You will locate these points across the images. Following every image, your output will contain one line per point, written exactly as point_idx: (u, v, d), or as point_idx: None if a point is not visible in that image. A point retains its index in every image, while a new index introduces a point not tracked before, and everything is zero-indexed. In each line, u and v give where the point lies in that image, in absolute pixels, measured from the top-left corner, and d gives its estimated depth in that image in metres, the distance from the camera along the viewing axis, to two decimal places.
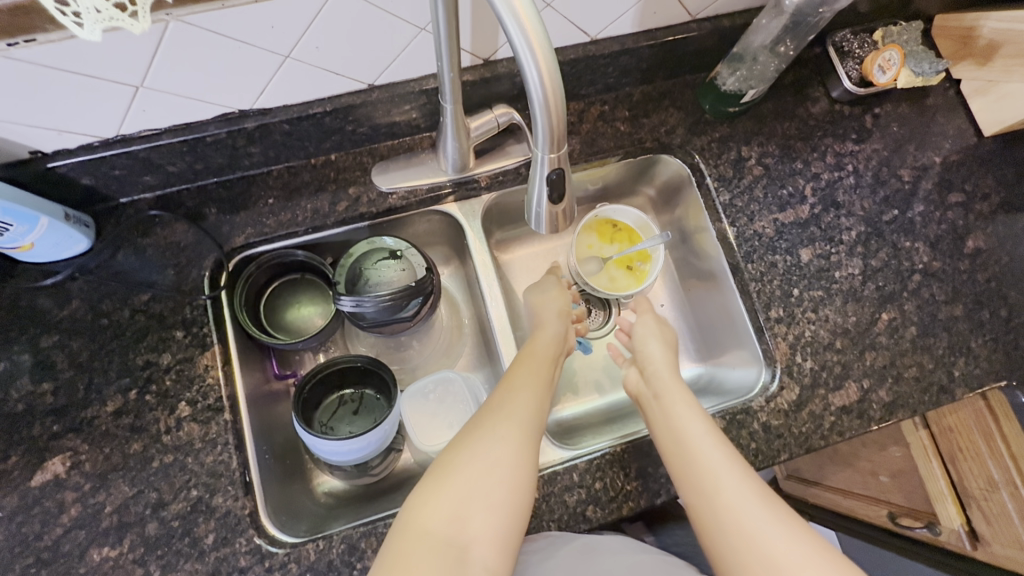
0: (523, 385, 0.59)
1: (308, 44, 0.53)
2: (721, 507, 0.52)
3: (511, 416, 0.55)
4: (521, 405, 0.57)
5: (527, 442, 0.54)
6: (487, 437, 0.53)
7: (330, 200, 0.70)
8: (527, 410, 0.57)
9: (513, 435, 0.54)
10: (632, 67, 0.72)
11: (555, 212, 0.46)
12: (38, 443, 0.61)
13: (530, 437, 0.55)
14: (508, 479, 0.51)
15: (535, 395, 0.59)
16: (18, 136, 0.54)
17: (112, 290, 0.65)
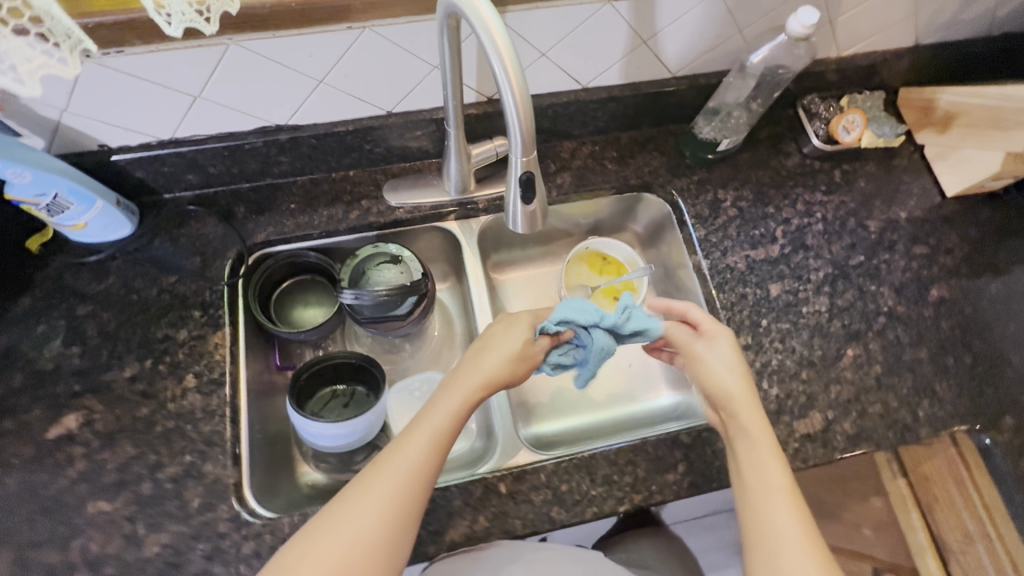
0: (420, 431, 0.57)
1: (339, 71, 0.64)
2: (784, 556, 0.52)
3: (395, 472, 0.54)
4: (409, 456, 0.55)
5: (403, 496, 0.53)
6: (342, 526, 0.51)
7: (344, 210, 0.79)
8: (415, 463, 0.55)
9: (370, 525, 0.51)
10: (619, 114, 0.82)
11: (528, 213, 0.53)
12: (58, 400, 0.67)
13: (410, 491, 0.53)
14: (376, 533, 0.51)
15: (428, 444, 0.56)
16: (92, 130, 0.64)
17: (145, 271, 0.73)
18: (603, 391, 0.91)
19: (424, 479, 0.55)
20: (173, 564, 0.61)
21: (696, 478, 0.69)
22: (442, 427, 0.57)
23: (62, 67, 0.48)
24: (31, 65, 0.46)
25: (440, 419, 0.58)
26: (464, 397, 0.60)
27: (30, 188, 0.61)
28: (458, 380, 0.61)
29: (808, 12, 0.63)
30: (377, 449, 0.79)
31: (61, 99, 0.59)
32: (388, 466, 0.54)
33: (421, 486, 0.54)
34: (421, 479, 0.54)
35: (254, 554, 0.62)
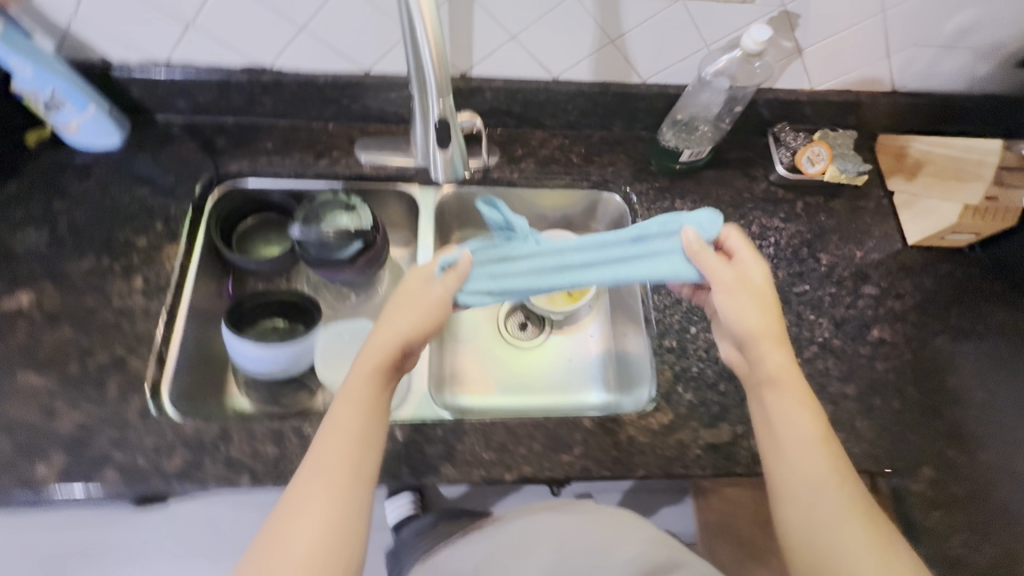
0: (337, 430, 0.56)
1: (320, 22, 0.71)
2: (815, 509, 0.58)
3: (321, 474, 0.55)
4: (332, 455, 0.55)
5: (335, 497, 0.54)
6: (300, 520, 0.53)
7: (315, 157, 0.84)
8: (338, 463, 0.55)
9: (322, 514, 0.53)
10: (590, 111, 0.85)
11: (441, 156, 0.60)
12: (18, 278, 0.73)
13: (342, 494, 0.54)
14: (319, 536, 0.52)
15: (348, 442, 0.56)
16: (97, 42, 0.72)
17: (123, 180, 0.80)
18: (536, 376, 0.93)
19: (354, 469, 0.55)
20: (78, 441, 0.66)
21: (590, 462, 0.70)
22: (358, 417, 0.57)
23: None
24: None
25: (349, 410, 0.57)
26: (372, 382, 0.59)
27: (31, 81, 0.68)
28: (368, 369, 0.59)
29: (761, 30, 0.66)
30: (306, 389, 0.83)
31: (72, 4, 0.67)
32: (313, 471, 0.55)
33: (351, 478, 0.55)
34: (352, 477, 0.55)
35: (153, 446, 0.66)
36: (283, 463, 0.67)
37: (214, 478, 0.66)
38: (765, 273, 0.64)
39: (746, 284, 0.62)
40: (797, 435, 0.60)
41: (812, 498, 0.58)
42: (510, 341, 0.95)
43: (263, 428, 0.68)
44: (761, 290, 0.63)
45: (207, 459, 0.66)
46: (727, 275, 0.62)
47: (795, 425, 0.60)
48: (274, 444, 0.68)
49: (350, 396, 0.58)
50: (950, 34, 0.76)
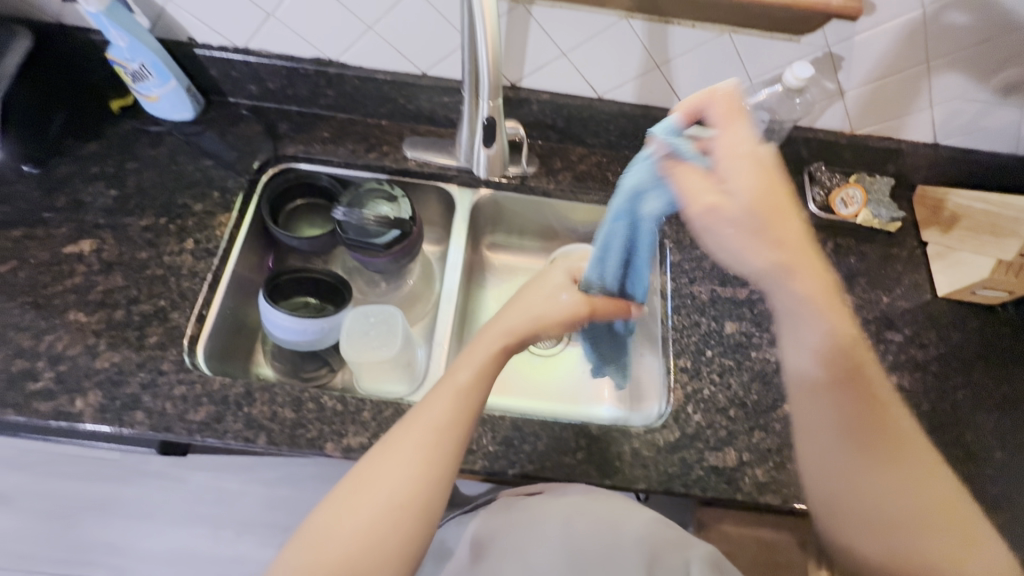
0: (451, 386, 0.62)
1: (386, 24, 0.76)
2: (897, 511, 0.58)
3: (430, 423, 0.59)
4: (444, 407, 0.60)
5: (437, 444, 0.58)
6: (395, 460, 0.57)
7: (365, 149, 0.90)
8: (445, 414, 0.60)
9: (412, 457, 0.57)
10: (630, 132, 0.88)
11: None
12: (84, 226, 0.79)
13: (444, 446, 0.58)
14: (419, 477, 0.57)
15: (458, 401, 0.61)
16: (186, 23, 0.80)
17: (189, 150, 0.87)
18: (548, 382, 0.94)
19: (462, 428, 0.60)
20: (115, 381, 0.70)
21: (591, 468, 0.71)
22: (471, 378, 0.62)
23: None
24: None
25: (469, 374, 0.62)
26: (489, 350, 0.64)
27: (125, 52, 0.76)
28: (490, 336, 0.65)
29: (803, 68, 0.69)
30: (327, 366, 0.87)
31: None
32: (425, 420, 0.59)
33: (456, 433, 0.59)
34: (452, 434, 0.59)
35: (181, 395, 0.70)
36: (297, 427, 0.70)
37: (232, 433, 0.69)
38: (759, 172, 0.52)
39: (732, 211, 0.53)
40: (859, 441, 0.59)
41: (884, 503, 0.58)
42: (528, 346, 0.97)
43: (284, 392, 0.72)
44: (750, 205, 0.52)
45: (228, 414, 0.70)
46: (697, 209, 0.53)
47: (865, 439, 0.58)
48: (291, 409, 0.71)
49: (471, 359, 0.63)
50: (994, 91, 0.76)
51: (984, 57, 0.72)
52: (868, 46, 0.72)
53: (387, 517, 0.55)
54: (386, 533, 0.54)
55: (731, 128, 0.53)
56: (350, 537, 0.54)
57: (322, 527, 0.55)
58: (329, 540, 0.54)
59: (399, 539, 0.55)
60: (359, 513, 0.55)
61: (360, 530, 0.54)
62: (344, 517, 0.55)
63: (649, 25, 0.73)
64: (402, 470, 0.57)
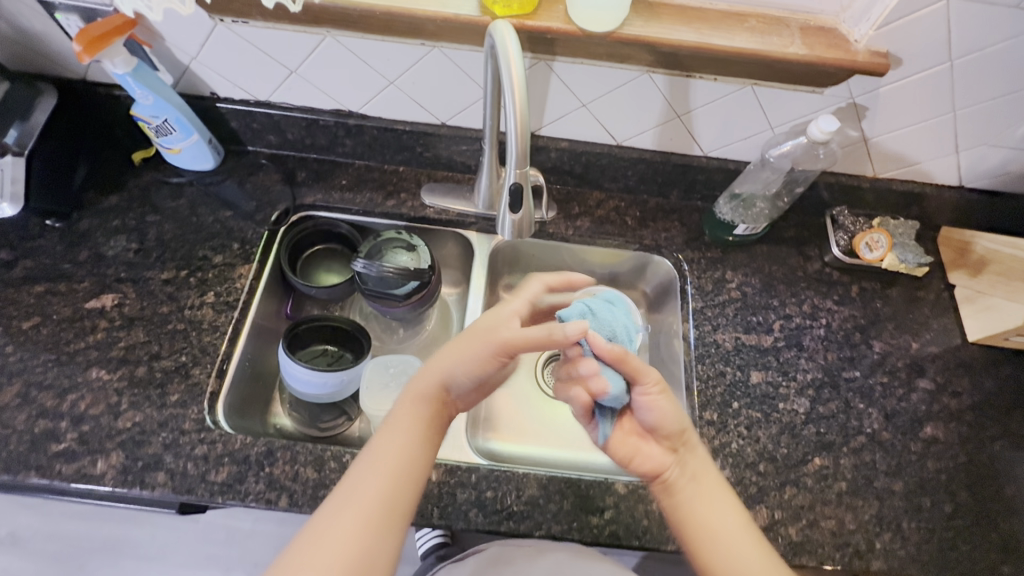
0: (394, 450, 0.58)
1: (407, 78, 0.76)
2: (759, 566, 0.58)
3: (368, 488, 0.55)
4: (382, 471, 0.56)
5: (373, 513, 0.54)
6: (360, 486, 0.56)
7: (384, 197, 0.90)
8: (375, 485, 0.56)
9: (376, 488, 0.55)
10: (648, 177, 0.88)
11: (514, 221, 0.62)
12: (107, 280, 0.80)
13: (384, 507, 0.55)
14: (359, 546, 0.52)
15: (390, 472, 0.57)
16: (208, 79, 0.80)
17: (210, 202, 0.87)
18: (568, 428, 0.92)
19: (402, 494, 0.56)
20: (136, 441, 0.70)
21: (619, 528, 0.69)
22: (402, 439, 0.58)
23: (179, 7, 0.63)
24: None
25: (403, 435, 0.59)
26: (416, 408, 0.60)
27: (149, 109, 0.76)
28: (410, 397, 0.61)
29: (829, 120, 0.68)
30: (345, 415, 0.86)
31: (193, 48, 0.75)
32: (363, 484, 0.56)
33: (396, 503, 0.55)
34: (397, 507, 0.55)
35: (202, 456, 0.69)
36: (319, 488, 0.69)
37: (254, 495, 0.68)
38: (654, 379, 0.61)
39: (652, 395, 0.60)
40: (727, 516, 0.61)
41: (730, 551, 0.59)
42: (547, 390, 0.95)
43: (305, 451, 0.71)
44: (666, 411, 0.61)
45: (249, 475, 0.69)
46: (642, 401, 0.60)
47: (721, 503, 0.62)
48: (313, 468, 0.70)
49: (397, 421, 0.60)
50: (1022, 137, 0.75)
51: (1015, 104, 0.71)
52: (894, 96, 0.71)
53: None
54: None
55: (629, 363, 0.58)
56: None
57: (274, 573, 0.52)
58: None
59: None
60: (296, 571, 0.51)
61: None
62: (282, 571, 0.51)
63: (670, 78, 0.72)
64: (338, 534, 0.53)
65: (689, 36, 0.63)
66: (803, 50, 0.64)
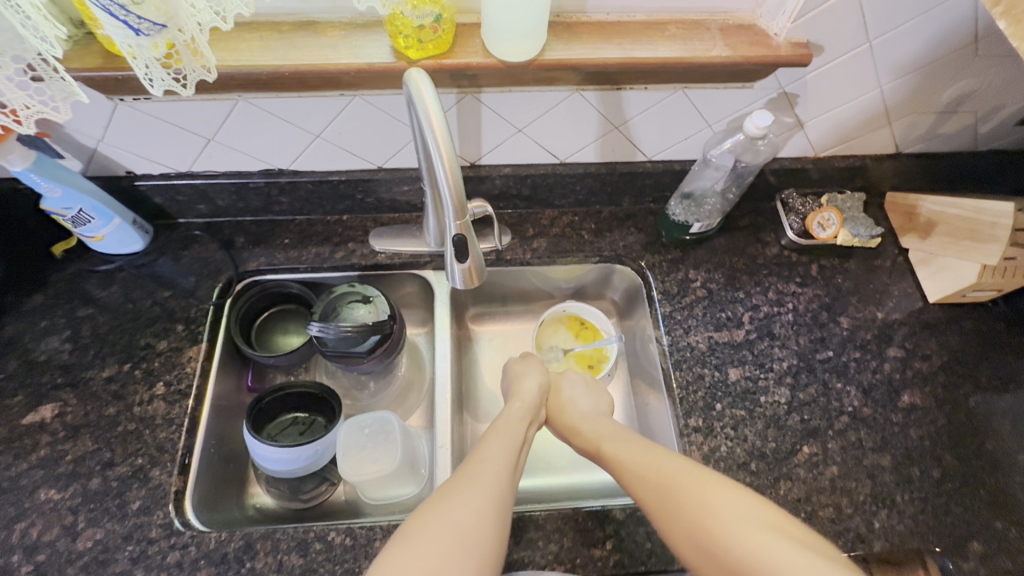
0: (503, 428, 0.66)
1: (333, 130, 0.73)
2: (726, 509, 0.50)
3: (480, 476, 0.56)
4: (492, 467, 0.58)
5: (502, 476, 0.57)
6: (485, 448, 0.62)
7: (331, 250, 0.86)
8: (506, 450, 0.62)
9: (509, 442, 0.64)
10: (597, 189, 0.87)
11: (462, 270, 0.61)
12: (42, 389, 0.74)
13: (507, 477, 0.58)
14: (489, 503, 0.53)
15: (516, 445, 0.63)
16: (120, 158, 0.75)
17: (145, 284, 0.82)
18: (558, 452, 0.89)
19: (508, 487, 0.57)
20: (100, 562, 0.65)
21: (624, 557, 0.68)
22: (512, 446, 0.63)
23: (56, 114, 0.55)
24: (29, 111, 0.53)
25: (501, 440, 0.63)
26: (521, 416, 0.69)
27: (60, 202, 0.71)
28: (513, 412, 0.69)
29: (762, 116, 0.68)
30: (327, 481, 0.81)
31: (98, 131, 0.70)
32: (477, 472, 0.57)
33: (501, 507, 0.54)
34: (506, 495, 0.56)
35: (175, 564, 0.65)
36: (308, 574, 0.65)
37: None
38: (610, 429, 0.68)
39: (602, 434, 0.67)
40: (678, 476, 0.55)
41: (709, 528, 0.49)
42: None
43: (288, 537, 0.67)
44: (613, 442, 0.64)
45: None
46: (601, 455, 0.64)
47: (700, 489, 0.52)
48: (298, 554, 0.66)
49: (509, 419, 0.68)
50: (947, 101, 0.76)
51: (936, 73, 0.72)
52: (821, 81, 0.71)
53: (458, 554, 0.48)
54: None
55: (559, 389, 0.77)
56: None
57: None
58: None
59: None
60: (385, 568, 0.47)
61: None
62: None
63: (601, 93, 0.71)
64: (463, 503, 0.52)
65: (612, 53, 0.62)
66: (726, 52, 0.63)
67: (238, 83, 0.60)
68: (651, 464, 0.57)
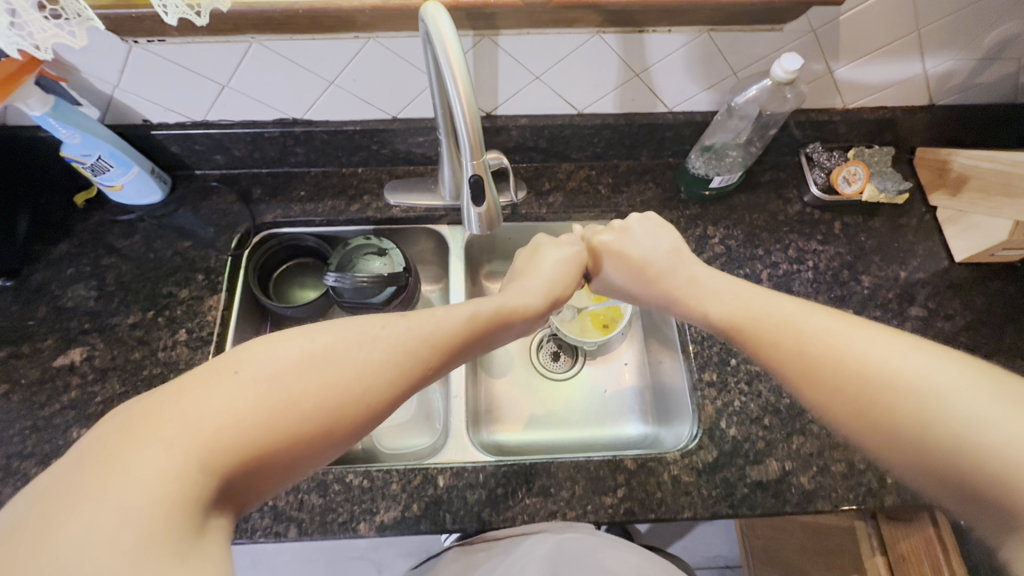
0: (413, 320, 0.49)
1: (347, 76, 0.71)
2: (930, 377, 0.42)
3: (319, 356, 0.43)
4: (332, 350, 0.43)
5: (344, 365, 0.43)
6: (347, 335, 0.45)
7: (346, 203, 0.86)
8: (383, 347, 0.46)
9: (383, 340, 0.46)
10: (616, 142, 0.85)
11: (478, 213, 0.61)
12: (71, 334, 0.76)
13: (358, 375, 0.43)
14: (298, 384, 0.41)
15: (403, 340, 0.47)
16: (136, 106, 0.75)
17: (165, 235, 0.83)
18: (570, 407, 0.91)
19: (327, 386, 0.42)
20: None
21: (634, 505, 0.69)
22: (381, 350, 0.45)
23: (71, 39, 0.54)
24: (45, 36, 0.53)
25: (381, 344, 0.46)
26: (460, 313, 0.53)
27: (79, 148, 0.71)
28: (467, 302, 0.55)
29: (791, 59, 0.65)
30: None
31: (113, 76, 0.69)
32: (310, 349, 0.43)
33: (307, 398, 0.41)
34: (332, 390, 0.42)
35: None
36: (327, 513, 0.67)
37: (262, 530, 0.66)
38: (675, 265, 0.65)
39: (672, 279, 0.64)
40: (858, 344, 0.46)
41: (925, 407, 0.41)
42: (546, 374, 0.94)
43: (308, 478, 0.69)
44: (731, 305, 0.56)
45: (254, 512, 0.67)
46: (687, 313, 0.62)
47: (884, 349, 0.45)
48: (318, 494, 0.68)
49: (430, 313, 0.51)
50: (990, 47, 0.72)
51: (982, 13, 0.68)
52: (855, 23, 0.68)
53: (181, 427, 0.36)
54: (125, 514, 0.33)
55: (616, 258, 0.71)
56: (117, 515, 0.32)
57: (51, 493, 0.33)
58: (76, 508, 0.32)
59: (94, 560, 0.31)
60: (180, 417, 0.37)
61: (218, 433, 0.37)
62: (133, 432, 0.36)
63: (624, 36, 0.68)
64: (264, 366, 0.41)
65: None
66: None
67: (252, 21, 0.59)
68: (771, 314, 0.52)
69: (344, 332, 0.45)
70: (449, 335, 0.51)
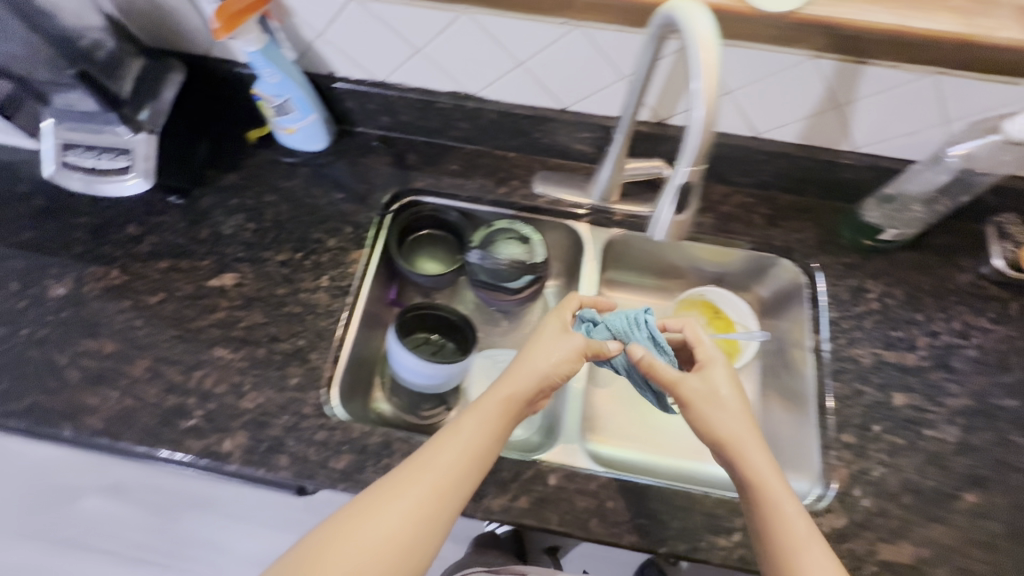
0: (443, 453, 0.57)
1: (539, 60, 0.72)
2: None
3: (382, 521, 0.52)
4: (396, 515, 0.53)
5: (406, 527, 0.53)
6: (399, 494, 0.54)
7: (494, 184, 0.86)
8: (429, 489, 0.55)
9: (429, 486, 0.55)
10: (785, 173, 0.80)
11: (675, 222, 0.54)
12: (226, 259, 0.80)
13: (422, 523, 0.53)
14: (382, 558, 0.51)
15: (440, 481, 0.55)
16: (330, 57, 0.78)
17: (322, 183, 0.86)
18: (670, 434, 0.87)
19: (405, 549, 0.52)
20: (259, 422, 0.70)
21: (748, 553, 0.65)
22: (431, 492, 0.54)
23: None
24: None
25: (427, 484, 0.55)
26: (485, 421, 0.60)
27: (273, 87, 0.75)
28: (482, 408, 0.60)
29: None
30: (444, 405, 0.84)
31: (321, 24, 0.73)
32: (375, 512, 0.53)
33: (392, 565, 0.51)
34: (406, 542, 0.52)
35: (322, 441, 0.69)
36: None
37: None
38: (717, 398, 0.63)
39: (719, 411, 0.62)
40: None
41: None
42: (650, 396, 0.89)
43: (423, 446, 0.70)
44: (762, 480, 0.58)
45: (368, 466, 0.68)
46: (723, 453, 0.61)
47: None
48: None
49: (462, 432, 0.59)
50: None
51: None
52: None
53: None
54: None
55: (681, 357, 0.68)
56: None
57: None
58: None
59: None
60: None
61: None
62: None
63: (840, 65, 0.65)
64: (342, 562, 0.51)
65: (885, 16, 0.59)
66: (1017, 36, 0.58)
67: None
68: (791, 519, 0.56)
69: (393, 486, 0.55)
70: (484, 445, 0.58)
